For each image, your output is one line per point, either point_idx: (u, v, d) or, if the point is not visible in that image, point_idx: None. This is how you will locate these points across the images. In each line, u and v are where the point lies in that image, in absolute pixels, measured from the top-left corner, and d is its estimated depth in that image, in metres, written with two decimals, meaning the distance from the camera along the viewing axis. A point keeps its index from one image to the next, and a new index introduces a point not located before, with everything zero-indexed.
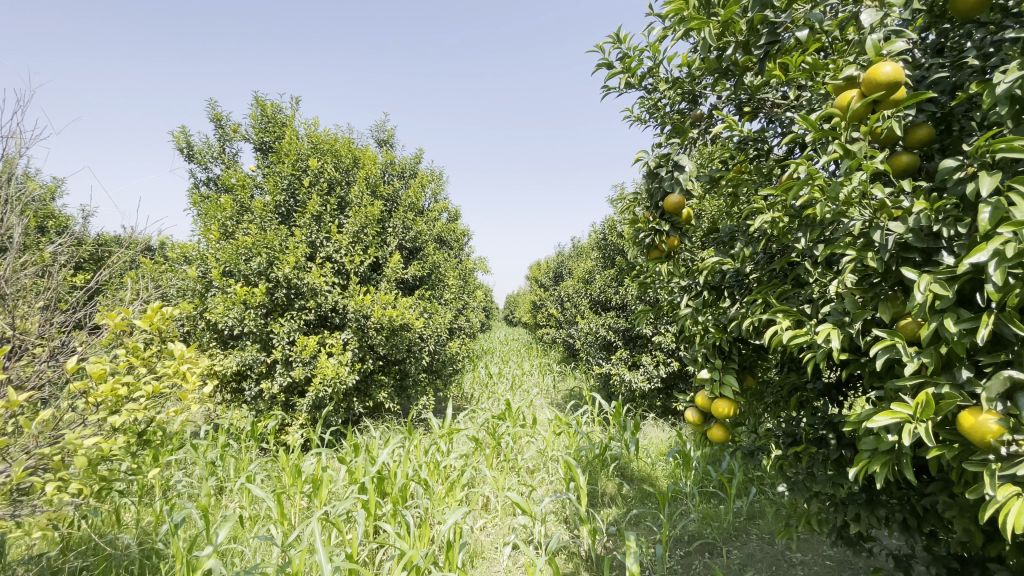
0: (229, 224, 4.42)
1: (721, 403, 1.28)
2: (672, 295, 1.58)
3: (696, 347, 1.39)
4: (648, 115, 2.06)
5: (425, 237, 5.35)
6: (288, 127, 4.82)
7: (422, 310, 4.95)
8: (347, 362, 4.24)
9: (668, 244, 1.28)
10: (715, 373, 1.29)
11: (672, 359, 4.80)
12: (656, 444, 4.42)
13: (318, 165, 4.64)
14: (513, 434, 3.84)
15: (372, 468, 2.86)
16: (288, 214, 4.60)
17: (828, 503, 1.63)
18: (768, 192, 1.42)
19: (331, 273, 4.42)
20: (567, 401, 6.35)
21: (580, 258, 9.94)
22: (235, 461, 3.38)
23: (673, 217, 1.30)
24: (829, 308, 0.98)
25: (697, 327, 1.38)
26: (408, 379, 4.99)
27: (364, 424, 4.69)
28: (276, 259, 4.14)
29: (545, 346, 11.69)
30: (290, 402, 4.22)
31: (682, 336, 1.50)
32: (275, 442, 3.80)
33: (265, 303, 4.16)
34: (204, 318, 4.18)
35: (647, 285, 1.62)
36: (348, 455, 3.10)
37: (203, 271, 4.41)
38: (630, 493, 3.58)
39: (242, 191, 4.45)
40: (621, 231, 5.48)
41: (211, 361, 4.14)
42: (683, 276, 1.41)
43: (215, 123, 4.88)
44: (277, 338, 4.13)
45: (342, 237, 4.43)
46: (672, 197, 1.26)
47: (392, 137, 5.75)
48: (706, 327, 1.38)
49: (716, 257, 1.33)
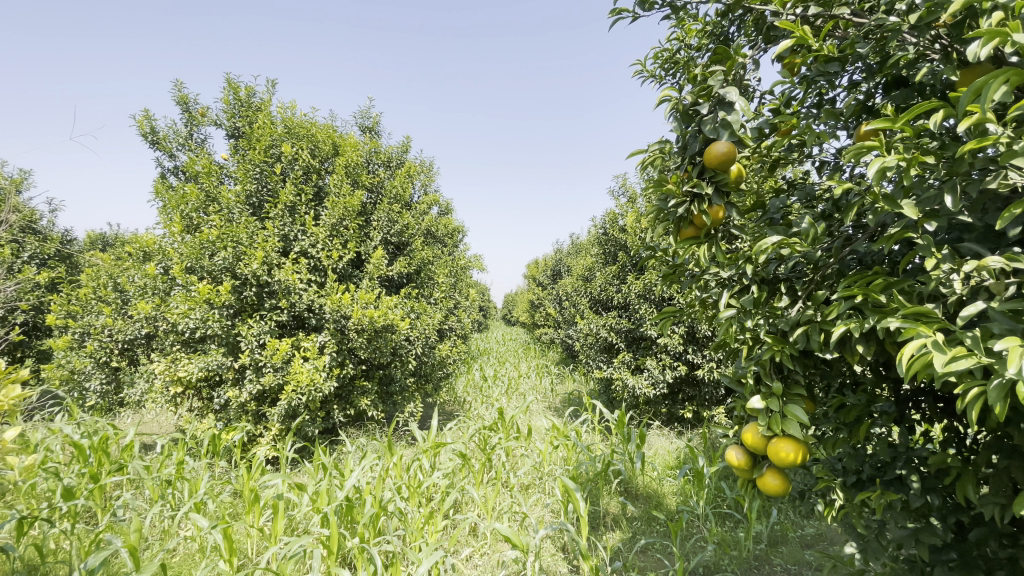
0: (194, 216, 4.04)
1: (783, 446, 0.91)
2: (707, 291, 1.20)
3: (743, 364, 1.02)
4: (663, 71, 1.69)
5: (413, 231, 4.96)
6: (261, 110, 4.43)
7: (408, 309, 4.57)
8: (324, 368, 3.85)
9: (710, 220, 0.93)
10: (774, 403, 0.92)
11: (680, 363, 4.43)
12: (662, 456, 4.04)
13: (293, 151, 4.26)
14: (505, 447, 3.46)
15: (338, 493, 2.47)
16: (260, 206, 4.20)
17: (905, 563, 1.27)
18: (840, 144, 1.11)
19: (307, 270, 4.03)
20: (567, 406, 5.98)
21: (580, 254, 9.53)
22: (190, 482, 3.01)
23: (714, 181, 0.94)
24: (1003, 312, 0.63)
25: (747, 336, 1.00)
26: (394, 385, 4.60)
27: (345, 435, 4.30)
28: (244, 254, 3.74)
29: (543, 346, 11.31)
30: (261, 411, 3.83)
31: (721, 348, 1.13)
32: (240, 458, 3.43)
33: (232, 303, 3.77)
34: (165, 319, 3.80)
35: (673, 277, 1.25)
36: (317, 476, 2.73)
37: (164, 268, 4.02)
38: (635, 514, 3.23)
39: (206, 177, 4.02)
40: (623, 225, 5.10)
41: (174, 367, 3.77)
42: (725, 265, 1.05)
43: (181, 106, 4.48)
44: (244, 341, 3.75)
45: (318, 230, 4.05)
46: (718, 145, 0.90)
47: (378, 124, 5.35)
48: (759, 335, 1.01)
49: (777, 234, 0.96)
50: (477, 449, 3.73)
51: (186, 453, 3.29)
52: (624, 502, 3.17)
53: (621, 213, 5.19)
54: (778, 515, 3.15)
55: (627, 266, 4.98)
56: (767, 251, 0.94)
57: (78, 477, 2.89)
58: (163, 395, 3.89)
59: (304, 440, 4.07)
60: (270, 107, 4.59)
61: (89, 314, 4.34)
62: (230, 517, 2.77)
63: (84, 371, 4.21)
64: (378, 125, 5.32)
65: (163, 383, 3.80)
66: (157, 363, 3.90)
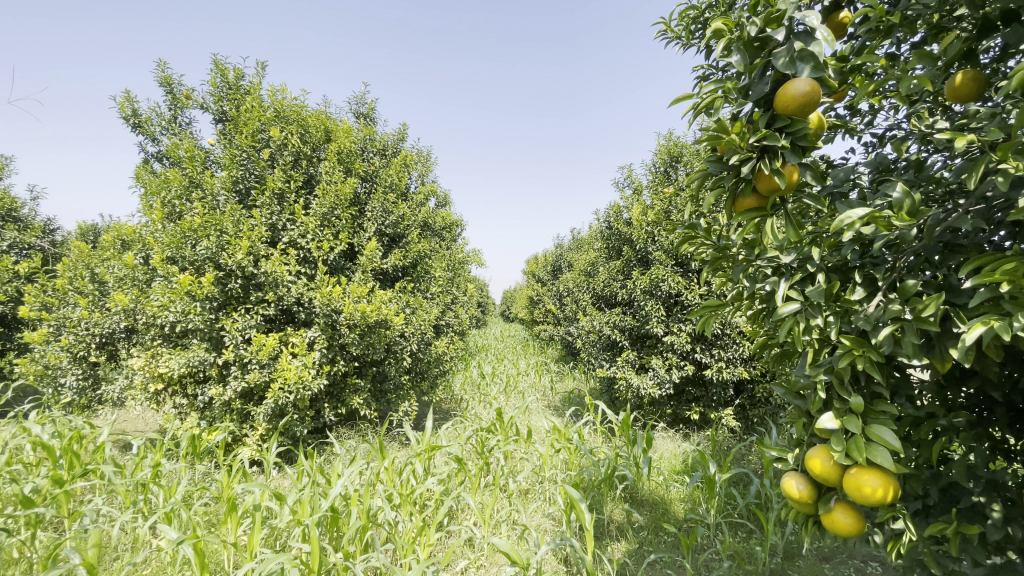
0: (177, 204, 3.82)
1: (869, 478, 0.71)
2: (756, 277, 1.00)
3: (807, 372, 0.82)
4: (690, 31, 1.50)
5: (408, 223, 4.75)
6: (249, 93, 4.21)
7: (403, 304, 4.37)
8: (313, 365, 3.66)
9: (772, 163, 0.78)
10: (855, 423, 0.72)
11: (687, 362, 4.24)
12: (668, 460, 3.85)
13: (282, 136, 4.04)
14: (503, 450, 3.27)
15: (321, 503, 2.27)
16: (247, 193, 3.98)
17: None
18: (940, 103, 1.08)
19: (296, 261, 3.83)
20: (567, 405, 5.80)
21: (580, 250, 9.32)
22: (165, 487, 2.81)
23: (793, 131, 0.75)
24: None
25: (814, 337, 0.80)
26: (388, 383, 4.40)
27: (336, 435, 4.11)
28: (229, 243, 3.54)
29: (542, 342, 11.12)
30: (246, 410, 3.64)
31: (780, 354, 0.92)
32: (223, 459, 3.23)
33: (215, 295, 3.56)
34: (144, 312, 3.59)
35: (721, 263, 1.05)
36: (300, 483, 2.54)
37: (144, 258, 3.81)
38: (641, 522, 3.04)
39: (189, 163, 3.80)
40: (628, 217, 4.90)
41: (154, 363, 3.58)
42: (786, 247, 0.84)
43: (165, 87, 4.26)
44: (229, 336, 3.55)
45: (308, 220, 3.84)
46: (799, 83, 0.77)
47: (374, 110, 5.13)
48: (827, 336, 0.81)
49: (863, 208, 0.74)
50: (473, 452, 3.53)
51: (164, 455, 3.10)
52: (630, 511, 2.98)
53: (626, 205, 4.99)
54: (794, 526, 2.97)
55: (632, 261, 4.78)
56: (849, 228, 0.73)
57: (44, 480, 2.70)
58: (144, 392, 3.70)
59: (291, 440, 3.87)
60: (259, 90, 4.37)
61: (66, 306, 4.13)
62: (206, 526, 2.58)
63: (60, 366, 4.02)
64: (374, 111, 5.10)
65: (142, 379, 3.61)
66: (136, 358, 3.70)
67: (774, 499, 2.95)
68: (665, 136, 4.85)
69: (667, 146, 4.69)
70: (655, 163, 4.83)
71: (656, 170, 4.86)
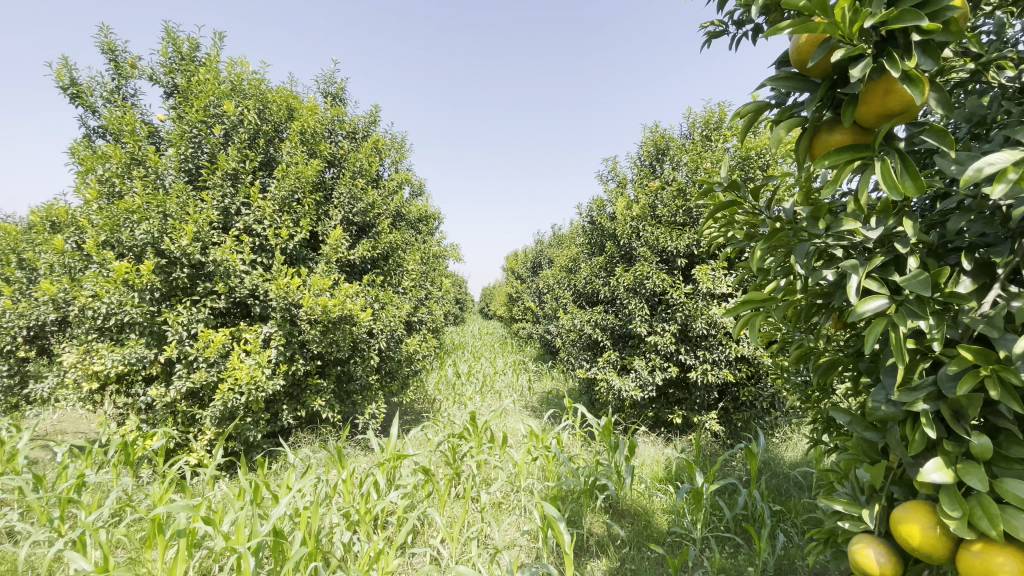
0: (115, 182, 3.42)
1: (1003, 561, 0.58)
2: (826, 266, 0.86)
3: (912, 398, 0.69)
4: None
5: (379, 211, 4.42)
6: (202, 64, 3.82)
7: (372, 299, 4.06)
8: (268, 363, 3.34)
9: (910, 64, 0.67)
10: (976, 479, 0.61)
11: (671, 364, 4.04)
12: (650, 466, 3.67)
13: (237, 111, 3.66)
14: (475, 458, 3.02)
15: (263, 526, 1.97)
16: (197, 174, 3.60)
17: None
18: (1018, 69, 0.94)
19: (251, 249, 3.49)
20: (545, 407, 5.57)
21: (561, 248, 9.07)
22: (87, 503, 2.46)
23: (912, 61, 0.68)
24: None
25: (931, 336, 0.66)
26: (353, 383, 4.09)
27: (294, 441, 3.77)
28: (172, 226, 3.18)
29: (520, 341, 10.85)
30: (192, 413, 3.28)
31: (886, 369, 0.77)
32: (162, 466, 2.90)
33: (158, 286, 3.20)
34: (75, 302, 3.21)
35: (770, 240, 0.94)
36: (239, 500, 2.23)
37: (77, 242, 3.40)
38: (622, 536, 2.84)
39: (130, 137, 3.40)
40: (612, 211, 4.68)
41: (88, 359, 3.20)
42: (893, 197, 0.69)
43: (106, 53, 3.73)
44: (171, 330, 3.18)
45: (265, 204, 3.50)
46: None
47: (343, 90, 4.78)
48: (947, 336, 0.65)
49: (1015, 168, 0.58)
50: (442, 459, 3.26)
51: (92, 464, 2.75)
52: (611, 524, 2.78)
53: (610, 198, 4.77)
54: (784, 541, 2.80)
55: (615, 257, 4.56)
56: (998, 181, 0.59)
57: None
58: (76, 391, 3.32)
59: (243, 446, 3.54)
60: (214, 61, 3.97)
61: None
62: (129, 549, 2.25)
63: None
64: (344, 91, 4.75)
65: (75, 377, 3.24)
66: (68, 353, 3.32)
67: (763, 512, 2.77)
68: (652, 128, 4.64)
69: (653, 138, 4.48)
70: (641, 155, 4.62)
71: (641, 163, 4.65)
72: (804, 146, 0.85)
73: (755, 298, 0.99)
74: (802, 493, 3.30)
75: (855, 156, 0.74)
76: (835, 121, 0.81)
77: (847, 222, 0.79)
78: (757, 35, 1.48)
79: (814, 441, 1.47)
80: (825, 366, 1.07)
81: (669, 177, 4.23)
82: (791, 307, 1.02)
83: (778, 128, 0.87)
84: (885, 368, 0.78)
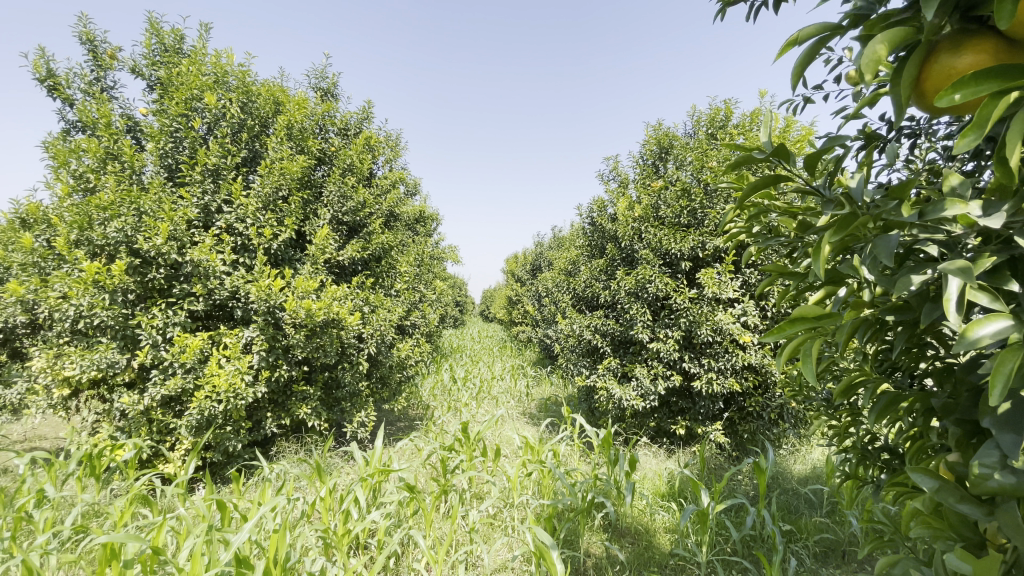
0: (89, 177, 3.24)
1: None
2: (912, 272, 0.68)
3: None
4: None
5: (370, 210, 4.25)
6: (185, 55, 3.66)
7: (361, 302, 3.89)
8: (249, 370, 3.17)
9: None
10: None
11: (674, 372, 3.85)
12: (651, 480, 3.48)
13: (219, 104, 3.49)
14: (465, 473, 2.83)
15: (224, 554, 1.78)
16: (176, 170, 3.42)
17: None
18: None
19: (232, 249, 3.32)
20: (543, 415, 5.38)
21: (560, 251, 8.89)
22: (43, 521, 2.28)
23: None
24: None
25: None
26: (340, 390, 3.90)
27: (277, 451, 3.59)
28: (146, 225, 3.00)
29: (520, 345, 10.69)
30: (167, 422, 3.10)
31: (1004, 425, 0.59)
32: (131, 479, 2.72)
33: (132, 287, 3.03)
34: (42, 304, 3.02)
35: (841, 227, 0.68)
36: (204, 522, 2.05)
37: (47, 241, 3.23)
38: (622, 559, 2.65)
39: (105, 131, 3.23)
40: (612, 211, 4.50)
41: (57, 364, 3.03)
42: None
43: (84, 43, 3.57)
44: (144, 334, 3.01)
45: (248, 201, 3.34)
46: None
47: (335, 86, 4.62)
48: None
49: None
50: (432, 472, 3.07)
51: (55, 478, 2.56)
52: (610, 546, 2.59)
53: (610, 198, 4.60)
54: (797, 566, 2.60)
55: (616, 260, 4.38)
56: None
57: None
58: (44, 398, 3.14)
59: (223, 456, 3.36)
60: (198, 52, 3.80)
61: None
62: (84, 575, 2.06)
63: None
64: (335, 87, 4.59)
65: (44, 383, 3.06)
66: (37, 357, 3.14)
67: (774, 536, 2.57)
68: (654, 125, 4.46)
69: (655, 136, 4.30)
70: (643, 154, 4.45)
71: (643, 162, 4.47)
72: (906, 76, 0.65)
73: (810, 313, 0.71)
74: (813, 512, 3.11)
75: (1011, 85, 0.51)
76: (959, 38, 0.60)
77: (955, 204, 0.61)
78: (778, 5, 1.30)
79: (845, 471, 1.28)
80: (884, 401, 0.85)
81: (672, 176, 4.05)
82: (855, 323, 0.73)
83: (876, 43, 0.63)
84: (998, 420, 0.60)
